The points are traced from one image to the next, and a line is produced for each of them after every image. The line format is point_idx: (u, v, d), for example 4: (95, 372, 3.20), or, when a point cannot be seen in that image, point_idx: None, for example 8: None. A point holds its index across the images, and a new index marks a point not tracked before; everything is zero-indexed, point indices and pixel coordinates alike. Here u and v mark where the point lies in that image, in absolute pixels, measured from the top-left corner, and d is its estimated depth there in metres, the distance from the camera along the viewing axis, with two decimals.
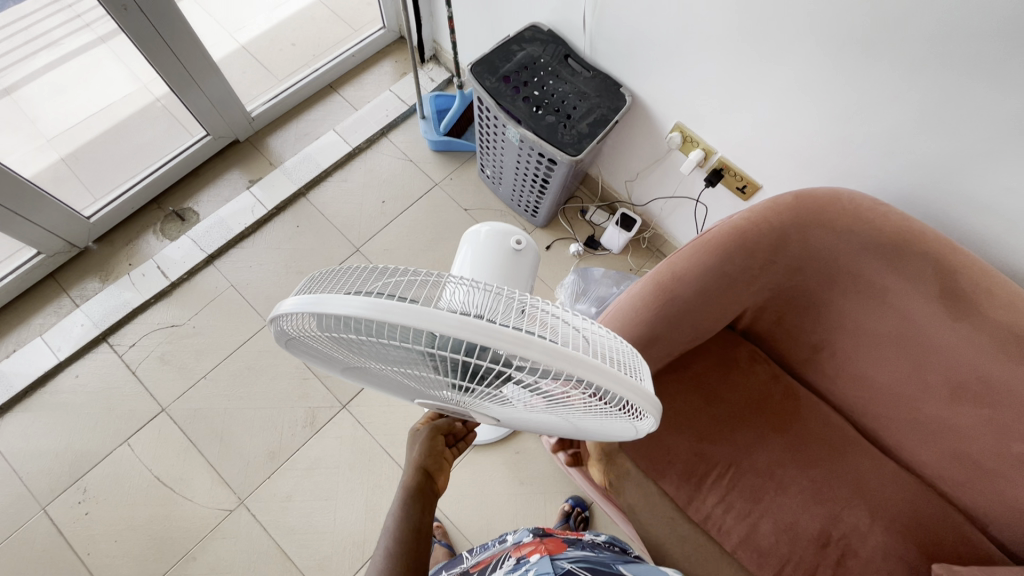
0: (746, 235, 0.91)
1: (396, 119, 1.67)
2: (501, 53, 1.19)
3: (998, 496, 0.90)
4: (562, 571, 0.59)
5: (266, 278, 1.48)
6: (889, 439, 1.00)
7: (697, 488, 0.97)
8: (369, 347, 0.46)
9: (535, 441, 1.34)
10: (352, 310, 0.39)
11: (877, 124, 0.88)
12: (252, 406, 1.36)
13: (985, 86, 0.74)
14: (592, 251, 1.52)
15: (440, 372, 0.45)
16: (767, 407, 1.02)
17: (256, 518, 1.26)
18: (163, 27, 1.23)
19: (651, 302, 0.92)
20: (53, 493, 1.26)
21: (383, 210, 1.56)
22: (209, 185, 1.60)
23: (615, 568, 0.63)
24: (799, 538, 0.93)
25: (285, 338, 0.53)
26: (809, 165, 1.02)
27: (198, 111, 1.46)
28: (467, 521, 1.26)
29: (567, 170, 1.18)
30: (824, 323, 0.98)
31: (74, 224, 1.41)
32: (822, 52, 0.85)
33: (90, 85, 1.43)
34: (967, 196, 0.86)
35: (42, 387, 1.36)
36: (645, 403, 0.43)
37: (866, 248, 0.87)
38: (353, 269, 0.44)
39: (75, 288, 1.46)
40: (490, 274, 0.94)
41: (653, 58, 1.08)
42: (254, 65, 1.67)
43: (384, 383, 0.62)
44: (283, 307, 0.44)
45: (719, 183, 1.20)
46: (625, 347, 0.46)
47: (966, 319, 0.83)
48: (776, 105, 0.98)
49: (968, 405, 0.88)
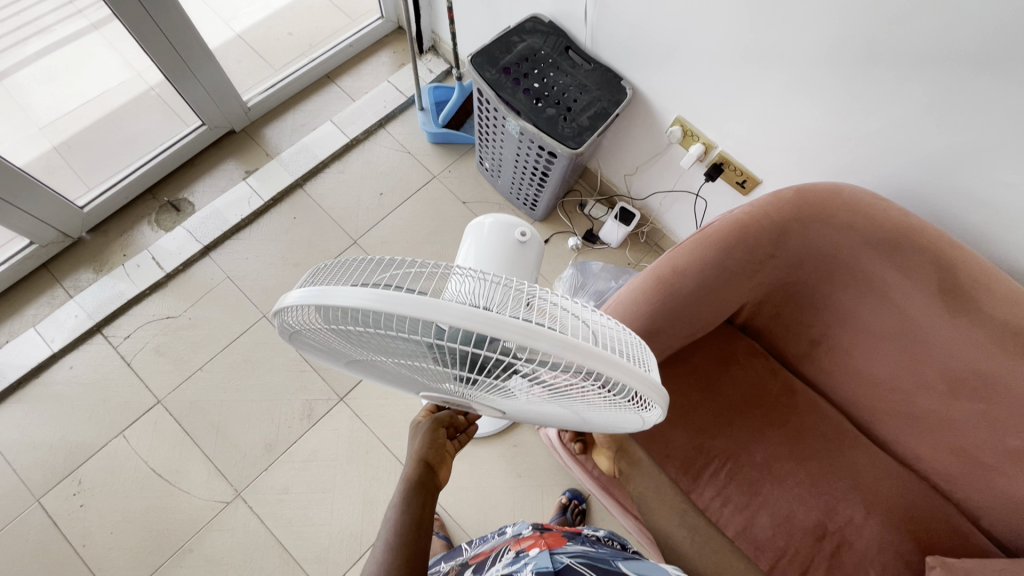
0: (747, 230, 0.91)
1: (393, 110, 1.65)
2: (501, 44, 1.18)
3: (991, 489, 0.91)
4: (561, 566, 0.59)
5: (262, 270, 1.47)
6: (884, 433, 1.01)
7: (694, 481, 0.98)
8: (374, 340, 0.46)
9: (532, 434, 1.35)
10: (358, 302, 0.38)
11: (879, 120, 0.88)
12: (248, 399, 1.35)
13: (988, 81, 0.74)
14: (590, 245, 1.52)
15: (446, 364, 0.45)
16: (764, 401, 1.03)
17: (253, 511, 1.26)
18: (157, 14, 1.21)
19: (651, 296, 0.92)
20: (48, 485, 1.25)
21: (380, 202, 1.55)
22: (205, 175, 1.58)
23: (613, 563, 0.63)
24: (795, 531, 0.94)
25: (288, 331, 0.52)
26: (809, 160, 1.02)
27: (193, 100, 1.45)
28: (464, 514, 1.26)
29: (567, 163, 1.17)
30: (822, 318, 0.99)
31: (68, 214, 1.40)
32: (825, 44, 0.85)
33: (84, 73, 1.40)
34: (967, 192, 0.86)
35: (36, 378, 1.35)
36: (653, 394, 0.43)
37: (866, 244, 0.87)
38: (358, 261, 0.44)
39: (69, 279, 1.45)
40: (496, 265, 0.94)
41: (654, 51, 1.08)
42: (250, 54, 1.64)
43: (387, 375, 0.61)
44: (287, 300, 0.43)
45: (719, 177, 1.20)
46: (632, 337, 0.46)
47: (965, 314, 0.84)
48: (778, 100, 0.97)
49: (964, 400, 0.89)
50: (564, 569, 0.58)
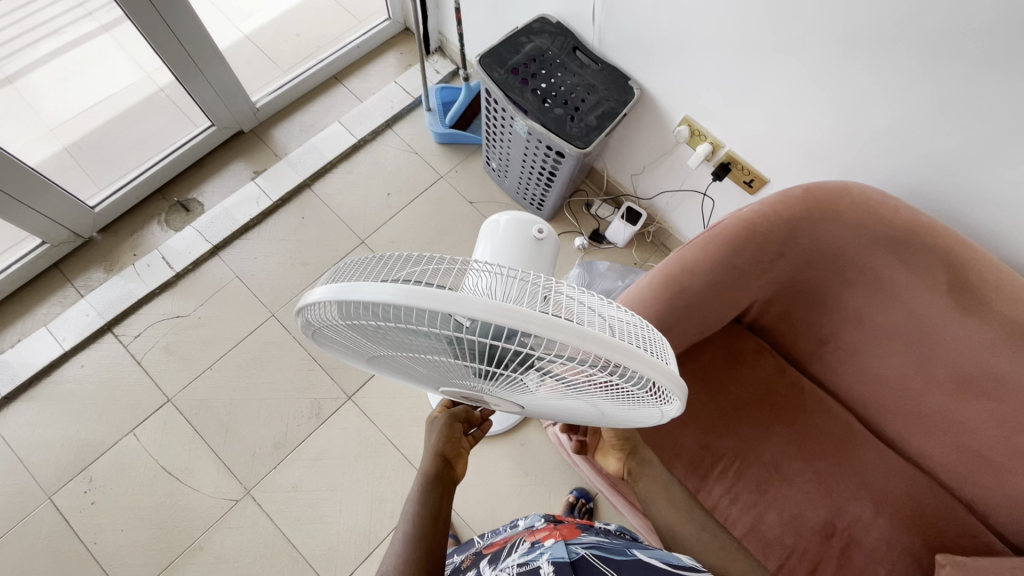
0: (756, 227, 0.91)
1: (401, 110, 1.66)
2: (510, 44, 1.19)
3: (1000, 487, 0.91)
4: (576, 557, 0.60)
5: (270, 269, 1.48)
6: (893, 431, 1.01)
7: (704, 479, 0.98)
8: (396, 336, 0.47)
9: (539, 433, 1.35)
10: (382, 297, 0.39)
11: (886, 120, 0.88)
12: (257, 397, 1.36)
13: (995, 80, 0.74)
14: (597, 244, 1.53)
15: (466, 359, 0.46)
16: (773, 400, 1.03)
17: (261, 508, 1.26)
18: (168, 15, 1.22)
19: (659, 293, 0.93)
20: (59, 483, 1.26)
21: (388, 202, 1.56)
22: (214, 175, 1.60)
23: (630, 553, 0.63)
24: (805, 529, 0.94)
25: (310, 328, 0.53)
26: (816, 158, 1.03)
27: (202, 101, 1.46)
28: (472, 511, 1.27)
29: (575, 162, 1.18)
30: (831, 316, 0.99)
31: (79, 214, 1.41)
32: (832, 44, 0.85)
33: (94, 75, 1.41)
34: (975, 190, 0.86)
35: (47, 377, 1.36)
36: (672, 386, 0.43)
37: (875, 242, 0.88)
38: (379, 259, 0.44)
39: (79, 278, 1.46)
40: (513, 260, 0.94)
41: (662, 51, 1.08)
42: (258, 55, 1.66)
43: (405, 371, 0.62)
44: (311, 297, 0.44)
45: (726, 177, 1.20)
46: (650, 331, 0.46)
47: (974, 312, 0.84)
48: (785, 100, 0.98)
49: (973, 399, 0.89)
50: (579, 560, 0.59)
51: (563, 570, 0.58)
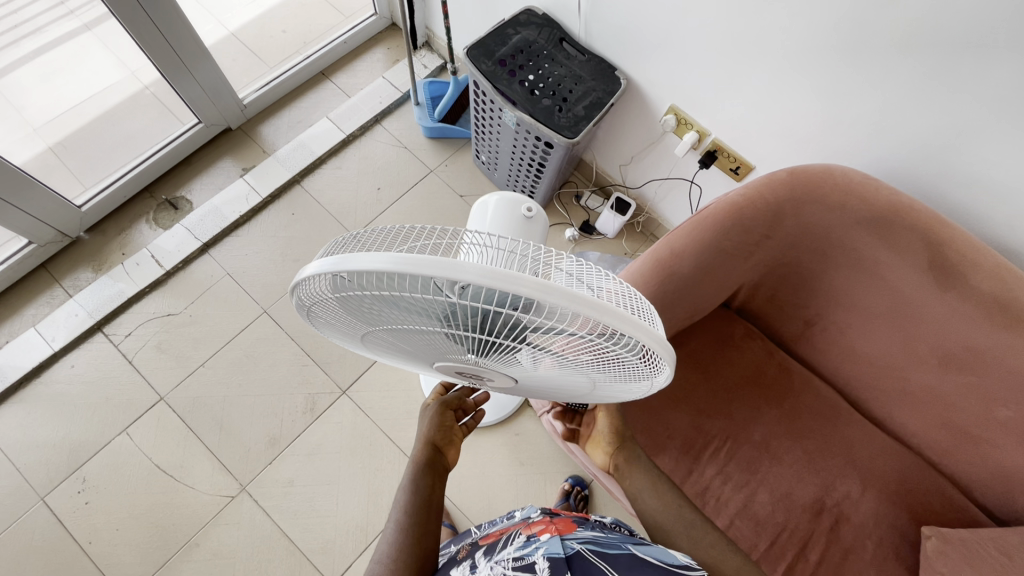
0: (741, 211, 0.93)
1: (390, 106, 1.67)
2: (497, 36, 1.19)
3: (983, 461, 0.94)
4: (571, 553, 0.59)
5: (263, 267, 1.48)
6: (878, 409, 1.04)
7: (696, 461, 1.00)
8: (390, 308, 0.47)
9: (534, 422, 1.37)
10: (375, 265, 0.40)
11: (868, 103, 0.90)
12: (252, 394, 1.36)
13: (969, 63, 0.77)
14: (587, 235, 1.54)
15: (461, 330, 0.46)
16: (763, 380, 1.05)
17: (258, 504, 1.26)
18: (154, 11, 1.22)
19: (649, 279, 0.94)
20: (53, 483, 1.26)
21: (378, 197, 1.56)
22: (202, 173, 1.59)
23: (624, 547, 0.64)
24: (794, 507, 0.96)
25: (303, 306, 0.54)
26: (799, 144, 1.05)
27: (189, 98, 1.45)
28: (469, 502, 1.28)
29: (564, 153, 1.19)
30: (817, 298, 1.01)
31: (65, 213, 1.40)
32: (813, 32, 0.87)
33: (78, 73, 1.40)
34: (956, 171, 0.88)
35: (37, 378, 1.35)
36: (662, 350, 0.44)
37: (857, 222, 0.90)
38: (374, 233, 0.45)
39: (67, 278, 1.45)
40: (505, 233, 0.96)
41: (648, 42, 1.10)
42: (244, 52, 1.66)
43: (399, 349, 0.63)
44: (305, 271, 0.45)
45: (712, 165, 1.22)
46: (641, 301, 0.47)
47: (954, 288, 0.86)
48: (770, 88, 1.00)
49: (955, 374, 0.91)
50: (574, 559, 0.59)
51: (560, 566, 0.58)
